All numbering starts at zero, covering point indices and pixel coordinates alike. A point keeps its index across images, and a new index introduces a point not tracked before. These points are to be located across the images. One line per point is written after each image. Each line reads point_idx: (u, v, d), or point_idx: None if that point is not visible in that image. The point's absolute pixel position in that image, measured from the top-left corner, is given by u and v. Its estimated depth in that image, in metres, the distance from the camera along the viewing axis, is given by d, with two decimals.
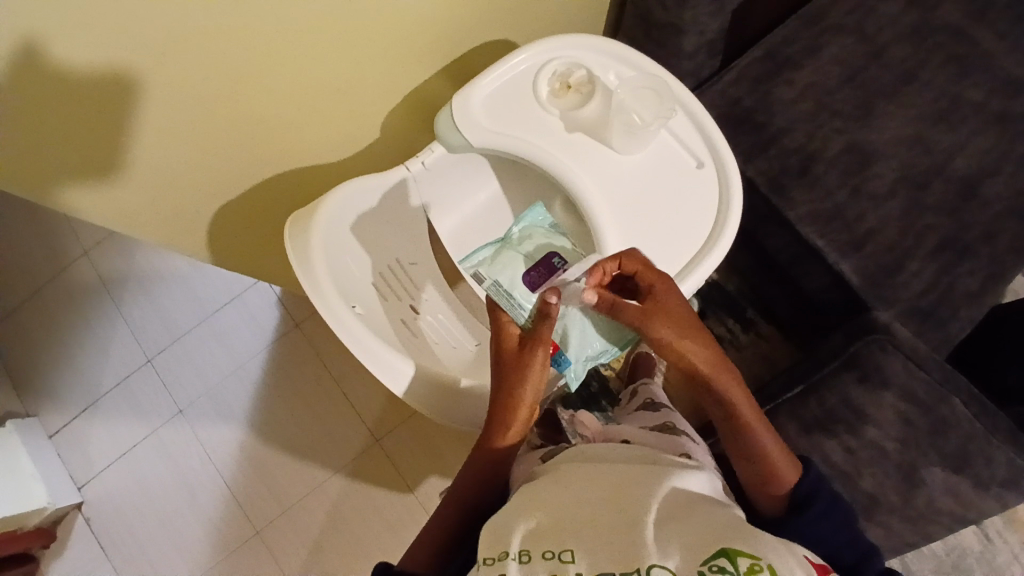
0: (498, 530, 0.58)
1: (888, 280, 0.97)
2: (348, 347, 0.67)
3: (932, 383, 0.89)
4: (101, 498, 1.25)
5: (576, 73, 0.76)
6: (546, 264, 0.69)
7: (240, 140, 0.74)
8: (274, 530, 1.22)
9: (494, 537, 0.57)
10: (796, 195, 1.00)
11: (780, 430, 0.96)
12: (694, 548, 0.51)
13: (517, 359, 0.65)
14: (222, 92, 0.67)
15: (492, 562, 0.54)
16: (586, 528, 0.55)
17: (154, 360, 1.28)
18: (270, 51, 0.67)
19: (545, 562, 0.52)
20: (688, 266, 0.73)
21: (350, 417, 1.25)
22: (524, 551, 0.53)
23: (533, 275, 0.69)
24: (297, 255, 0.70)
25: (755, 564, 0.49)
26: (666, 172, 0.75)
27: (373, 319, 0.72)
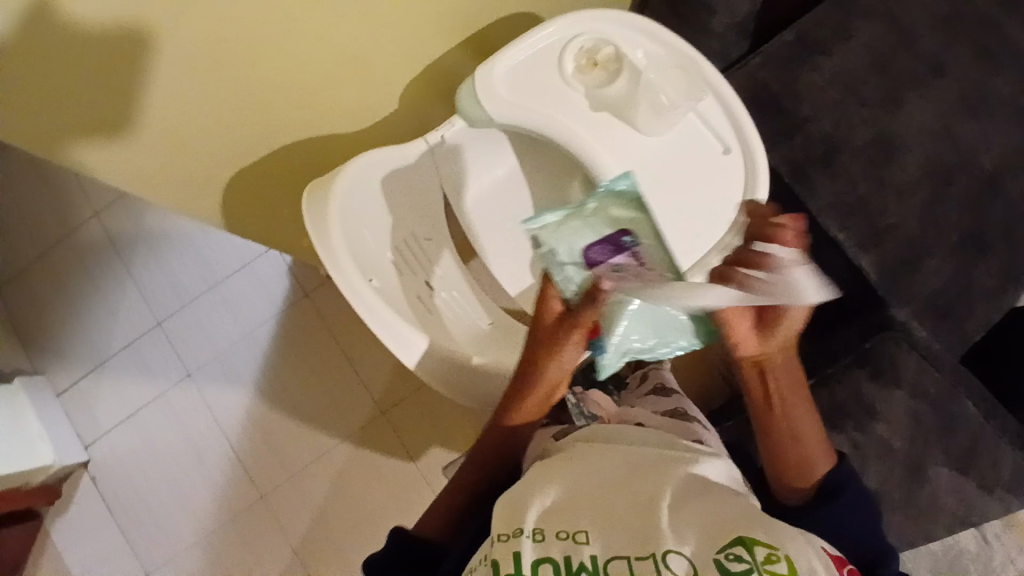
0: (513, 507, 0.58)
1: (907, 277, 0.95)
2: (365, 320, 0.66)
3: (946, 382, 0.88)
4: (107, 458, 1.26)
5: (603, 50, 0.74)
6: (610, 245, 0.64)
7: (257, 104, 0.72)
8: (277, 497, 1.23)
9: (509, 514, 0.57)
10: (818, 185, 0.98)
11: None
12: (711, 536, 0.52)
13: (552, 334, 0.64)
14: (239, 54, 0.65)
15: (507, 537, 0.54)
16: (602, 510, 0.55)
17: (164, 324, 1.28)
18: (289, 14, 0.65)
19: (560, 541, 0.53)
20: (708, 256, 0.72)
21: (355, 389, 1.26)
22: (538, 529, 0.54)
23: (595, 252, 0.64)
24: (316, 222, 0.68)
25: (771, 554, 0.50)
26: (692, 157, 0.73)
27: (389, 293, 0.71)
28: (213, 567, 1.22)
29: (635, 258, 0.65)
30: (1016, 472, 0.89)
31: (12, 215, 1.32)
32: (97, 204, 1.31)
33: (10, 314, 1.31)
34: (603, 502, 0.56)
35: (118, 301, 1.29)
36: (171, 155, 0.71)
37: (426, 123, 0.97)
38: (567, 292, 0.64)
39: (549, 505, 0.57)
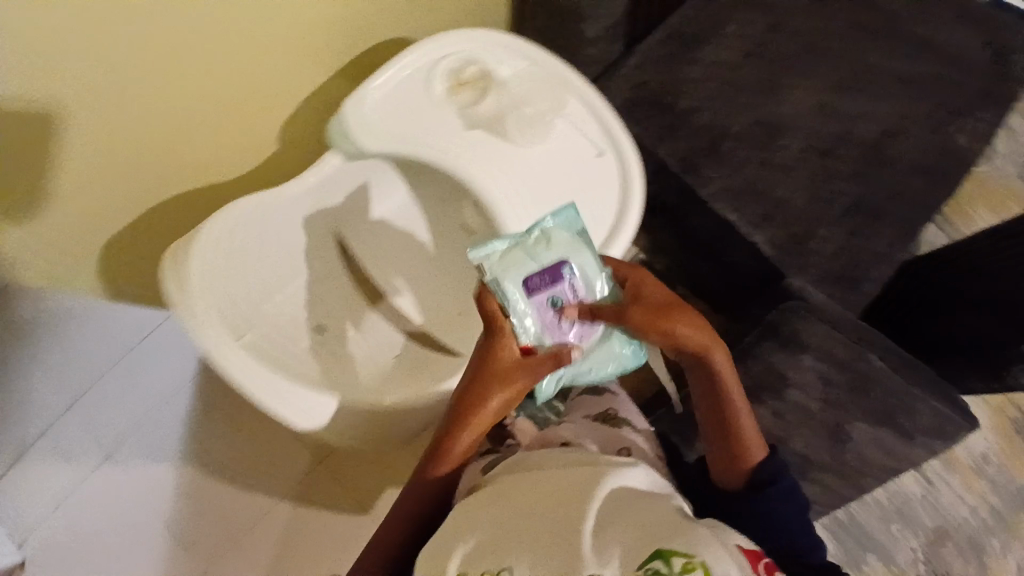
0: (438, 553, 0.59)
1: (799, 248, 1.00)
2: (237, 381, 0.65)
3: (851, 342, 0.92)
4: (46, 552, 1.16)
5: (467, 68, 0.75)
6: (556, 278, 0.65)
7: (148, 150, 0.71)
8: (227, 559, 1.22)
9: (434, 561, 0.58)
10: (706, 171, 1.02)
11: None
12: (632, 552, 0.52)
13: (512, 377, 0.65)
14: (131, 91, 0.65)
15: None
16: (525, 541, 0.56)
17: (76, 406, 1.16)
18: (174, 52, 0.66)
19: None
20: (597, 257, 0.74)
21: (291, 443, 1.26)
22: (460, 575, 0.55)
23: (542, 281, 0.65)
24: (174, 289, 0.64)
25: (689, 564, 0.50)
26: (569, 162, 0.76)
27: (263, 345, 0.71)
28: None
29: (573, 291, 0.67)
30: (930, 418, 0.93)
31: None
32: None
33: None
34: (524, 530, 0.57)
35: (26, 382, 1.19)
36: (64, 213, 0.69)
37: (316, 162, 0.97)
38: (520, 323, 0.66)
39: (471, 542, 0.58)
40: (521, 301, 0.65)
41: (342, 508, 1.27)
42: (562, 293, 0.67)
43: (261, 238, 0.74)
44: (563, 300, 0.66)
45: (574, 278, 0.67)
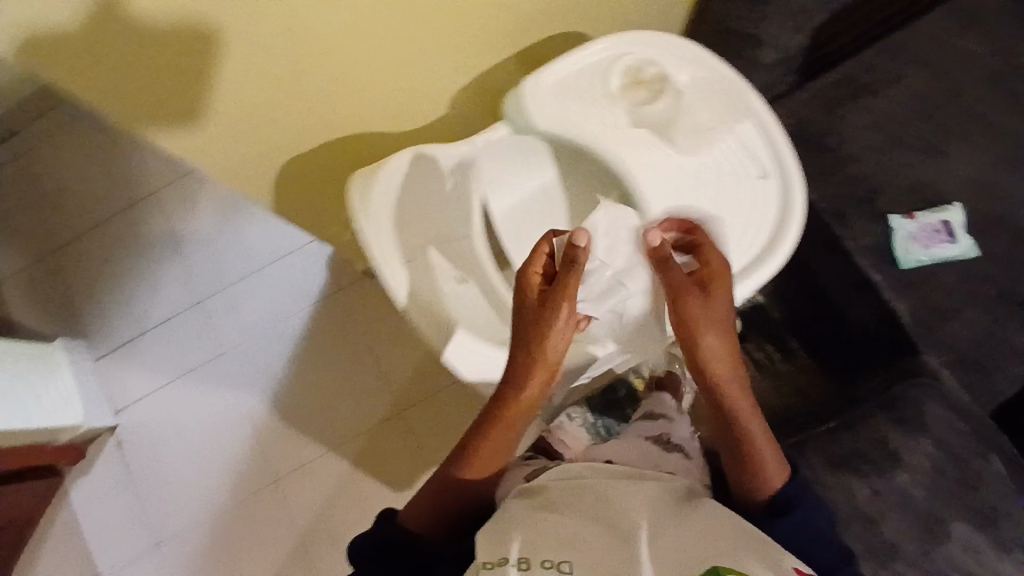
0: (496, 538, 0.64)
1: (942, 323, 0.96)
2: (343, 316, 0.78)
3: (971, 438, 0.90)
4: (134, 426, 1.33)
5: (648, 69, 0.77)
6: (953, 231, 0.97)
7: (267, 130, 0.75)
8: (291, 479, 1.29)
9: (494, 544, 0.64)
10: (854, 224, 0.99)
11: (805, 462, 0.90)
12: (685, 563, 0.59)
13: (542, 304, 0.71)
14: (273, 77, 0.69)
15: (491, 566, 0.60)
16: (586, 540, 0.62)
17: (206, 302, 1.35)
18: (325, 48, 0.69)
19: (544, 569, 0.59)
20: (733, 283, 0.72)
21: (377, 384, 1.32)
22: (524, 559, 0.60)
23: (949, 226, 0.97)
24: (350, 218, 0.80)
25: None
26: (730, 180, 0.75)
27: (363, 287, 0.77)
28: (226, 547, 1.28)
29: (940, 229, 0.97)
30: None
31: (63, 194, 1.40)
32: (154, 180, 1.40)
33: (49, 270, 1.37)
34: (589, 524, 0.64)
35: (165, 276, 1.36)
36: (239, 149, 0.75)
37: (460, 125, 1.00)
38: (902, 227, 0.98)
39: (527, 533, 0.64)
40: (932, 209, 0.98)
41: (408, 469, 1.28)
42: (947, 232, 0.97)
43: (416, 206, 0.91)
44: (941, 230, 0.97)
45: (949, 243, 0.97)
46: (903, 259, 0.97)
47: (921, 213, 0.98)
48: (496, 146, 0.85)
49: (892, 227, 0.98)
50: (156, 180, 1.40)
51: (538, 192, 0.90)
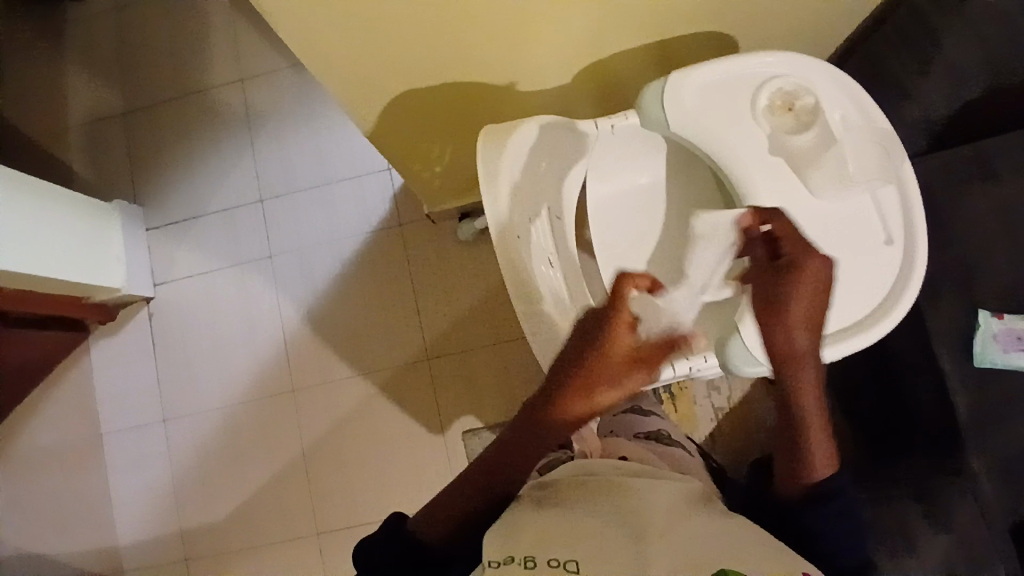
0: (504, 535, 0.61)
1: (997, 429, 0.92)
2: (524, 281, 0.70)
3: (993, 547, 0.87)
4: (170, 301, 1.34)
5: (802, 98, 0.73)
6: None
7: (368, 43, 0.72)
8: (306, 395, 1.30)
9: (501, 541, 0.61)
10: (943, 306, 0.96)
11: None
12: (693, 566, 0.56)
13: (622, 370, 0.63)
14: None
15: (497, 565, 0.57)
16: (592, 541, 0.59)
17: (265, 204, 1.36)
18: None
19: (550, 569, 0.55)
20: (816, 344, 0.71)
21: (414, 326, 1.31)
22: (529, 558, 0.57)
23: None
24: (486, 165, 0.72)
25: None
26: (851, 238, 0.72)
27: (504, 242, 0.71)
28: (228, 441, 1.30)
29: None
30: None
31: (160, 64, 1.41)
32: (241, 70, 1.39)
33: (127, 136, 1.40)
34: (597, 524, 0.62)
35: (233, 166, 1.37)
36: (350, 55, 0.73)
37: (577, 96, 0.96)
38: (987, 325, 0.94)
39: (534, 532, 0.61)
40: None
41: (425, 414, 1.28)
42: None
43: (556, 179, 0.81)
44: None
45: None
46: (977, 357, 0.94)
47: (1012, 316, 0.94)
48: (617, 135, 0.79)
49: (975, 323, 0.95)
50: (247, 70, 1.39)
51: (632, 191, 0.87)
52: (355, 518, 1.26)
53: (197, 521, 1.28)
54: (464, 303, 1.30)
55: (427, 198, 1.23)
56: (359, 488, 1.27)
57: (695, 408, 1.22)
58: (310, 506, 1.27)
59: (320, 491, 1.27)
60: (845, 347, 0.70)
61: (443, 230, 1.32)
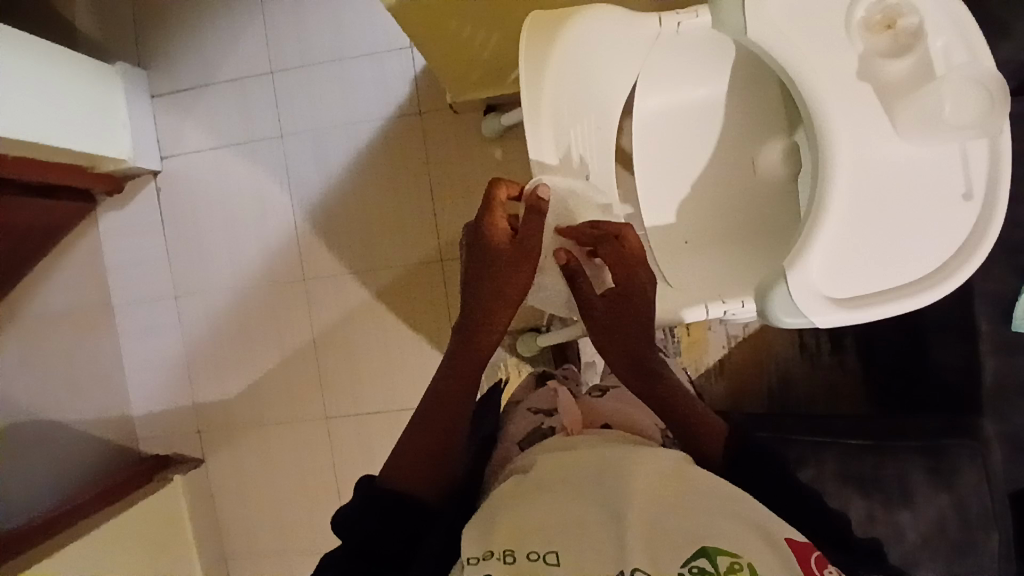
0: (482, 525, 0.53)
1: (1018, 398, 0.91)
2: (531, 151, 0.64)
3: (990, 513, 0.89)
4: (177, 175, 1.28)
5: (905, 17, 0.63)
6: None
7: None
8: (317, 285, 1.28)
9: (480, 532, 0.52)
10: (994, 266, 0.90)
11: (818, 463, 0.93)
12: (672, 540, 0.47)
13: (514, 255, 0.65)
14: None
15: (476, 561, 0.49)
16: (570, 526, 0.50)
17: (276, 77, 1.26)
18: None
19: (529, 564, 0.47)
20: (865, 301, 0.64)
21: (429, 226, 1.25)
22: (508, 550, 0.48)
23: None
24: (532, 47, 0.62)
25: (735, 564, 0.45)
26: (929, 188, 0.64)
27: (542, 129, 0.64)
28: (237, 322, 1.30)
29: None
30: None
31: None
32: None
33: None
34: (576, 498, 0.53)
35: (244, 31, 1.26)
36: None
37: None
38: None
39: (509, 520, 0.52)
40: None
41: (435, 317, 1.26)
42: None
43: (607, 73, 0.70)
44: None
45: None
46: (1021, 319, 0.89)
47: None
48: (682, 36, 0.69)
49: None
50: None
51: (685, 108, 0.78)
52: (361, 407, 1.29)
53: (208, 397, 1.31)
54: (481, 205, 1.24)
55: (450, 88, 1.13)
56: (366, 380, 1.29)
57: (708, 334, 1.19)
58: (318, 392, 1.29)
59: (328, 379, 1.29)
60: (900, 306, 0.64)
61: (465, 125, 1.23)
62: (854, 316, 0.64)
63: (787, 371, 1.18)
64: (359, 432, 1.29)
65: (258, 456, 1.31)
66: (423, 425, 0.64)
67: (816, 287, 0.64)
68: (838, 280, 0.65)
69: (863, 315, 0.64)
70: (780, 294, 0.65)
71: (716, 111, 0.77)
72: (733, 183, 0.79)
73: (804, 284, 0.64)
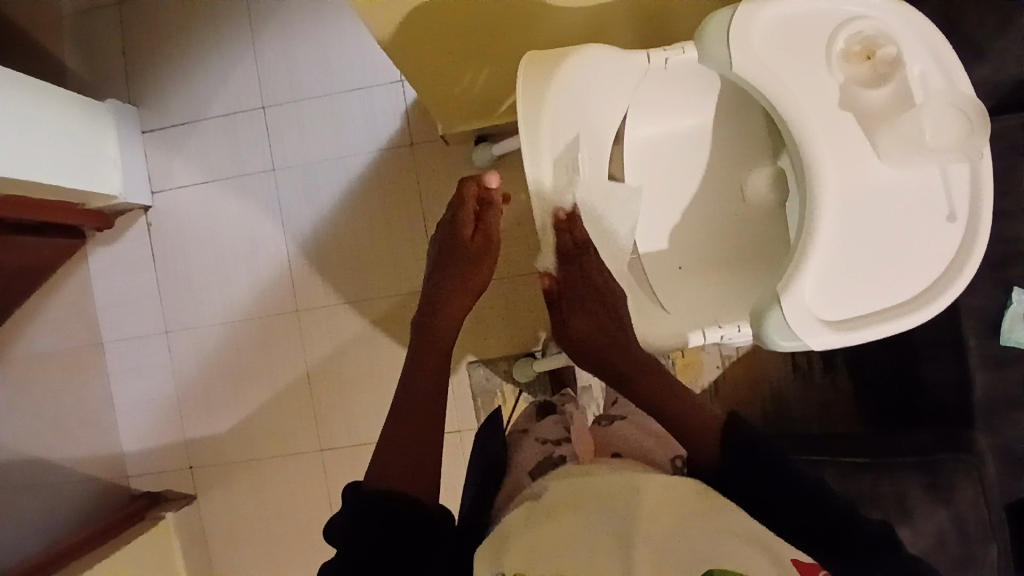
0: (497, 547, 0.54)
1: (1009, 412, 0.91)
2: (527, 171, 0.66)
3: (989, 528, 0.89)
4: (168, 210, 1.28)
5: (883, 46, 0.65)
6: None
7: None
8: (310, 315, 1.28)
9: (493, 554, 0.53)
10: (978, 282, 0.92)
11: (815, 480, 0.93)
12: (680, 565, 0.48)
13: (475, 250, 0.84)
14: None
15: None
16: (583, 546, 0.50)
17: (266, 111, 1.27)
18: None
19: None
20: (857, 323, 0.66)
21: (422, 254, 1.26)
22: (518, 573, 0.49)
23: None
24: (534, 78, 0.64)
25: None
26: (914, 211, 0.66)
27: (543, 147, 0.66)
28: (230, 355, 1.29)
29: None
30: None
31: None
32: None
33: (120, 26, 1.28)
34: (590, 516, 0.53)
35: (234, 66, 1.27)
36: None
37: (621, 21, 0.86)
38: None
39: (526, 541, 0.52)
40: None
41: None
42: None
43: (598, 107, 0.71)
44: None
45: None
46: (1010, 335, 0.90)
47: None
48: (671, 70, 0.71)
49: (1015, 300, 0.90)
50: None
51: (674, 135, 0.79)
52: (357, 438, 1.28)
53: (200, 432, 1.29)
54: None
55: (442, 121, 1.15)
56: (361, 410, 1.28)
57: (702, 356, 1.20)
58: (312, 423, 1.28)
59: (322, 410, 1.28)
60: (891, 327, 0.65)
61: (456, 155, 1.25)
62: (845, 338, 0.65)
63: (782, 390, 1.19)
64: (354, 463, 1.28)
65: (252, 491, 1.29)
66: (400, 430, 0.70)
67: (810, 311, 0.65)
68: (831, 304, 0.66)
69: (856, 337, 0.65)
70: (775, 319, 0.65)
71: (704, 139, 0.79)
72: (723, 209, 0.80)
73: (798, 307, 0.65)
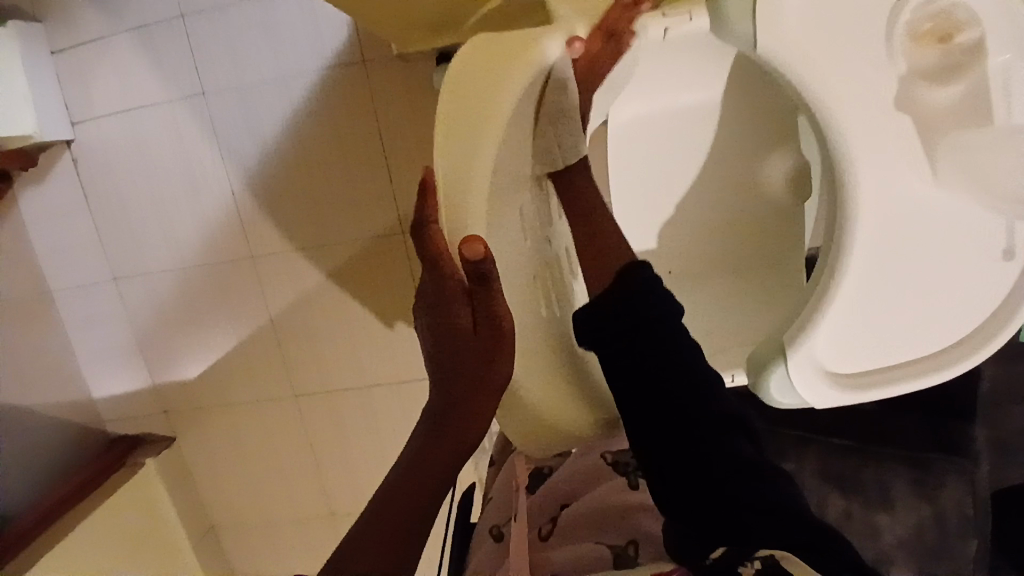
0: None
1: None
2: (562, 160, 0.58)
3: (968, 524, 0.85)
4: (93, 143, 1.13)
5: (964, 27, 0.49)
6: None
7: None
8: (268, 260, 1.16)
9: None
10: None
11: (799, 463, 0.89)
12: None
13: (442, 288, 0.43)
14: None
15: None
16: None
17: (188, 21, 1.07)
18: None
19: None
20: (873, 379, 0.56)
21: (385, 192, 1.10)
22: None
23: None
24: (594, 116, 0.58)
25: None
26: (967, 249, 0.53)
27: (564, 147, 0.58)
28: (185, 300, 1.20)
29: None
30: None
31: None
32: None
33: None
34: None
35: None
36: None
37: None
38: None
39: None
40: None
41: (401, 292, 1.16)
42: None
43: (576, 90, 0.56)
44: None
45: None
46: None
47: None
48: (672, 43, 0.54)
49: None
50: None
51: (673, 112, 0.64)
52: (332, 385, 1.23)
53: (168, 379, 1.24)
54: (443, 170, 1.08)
55: (395, 41, 0.93)
56: (334, 360, 1.21)
57: None
58: (283, 371, 1.23)
59: (292, 356, 1.22)
60: (910, 385, 0.56)
61: (419, 76, 1.04)
62: (855, 395, 0.56)
63: None
64: (329, 408, 1.24)
65: (230, 433, 1.27)
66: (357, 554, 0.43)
67: (818, 365, 0.56)
68: (846, 356, 0.56)
69: (865, 393, 0.56)
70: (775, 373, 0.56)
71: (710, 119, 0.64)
72: (725, 201, 0.67)
73: (807, 362, 0.55)
